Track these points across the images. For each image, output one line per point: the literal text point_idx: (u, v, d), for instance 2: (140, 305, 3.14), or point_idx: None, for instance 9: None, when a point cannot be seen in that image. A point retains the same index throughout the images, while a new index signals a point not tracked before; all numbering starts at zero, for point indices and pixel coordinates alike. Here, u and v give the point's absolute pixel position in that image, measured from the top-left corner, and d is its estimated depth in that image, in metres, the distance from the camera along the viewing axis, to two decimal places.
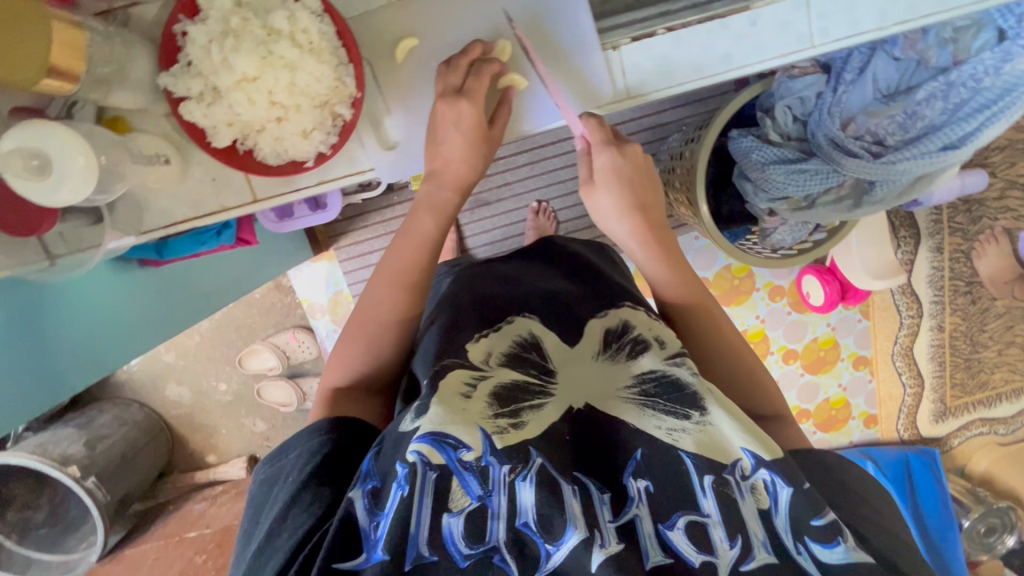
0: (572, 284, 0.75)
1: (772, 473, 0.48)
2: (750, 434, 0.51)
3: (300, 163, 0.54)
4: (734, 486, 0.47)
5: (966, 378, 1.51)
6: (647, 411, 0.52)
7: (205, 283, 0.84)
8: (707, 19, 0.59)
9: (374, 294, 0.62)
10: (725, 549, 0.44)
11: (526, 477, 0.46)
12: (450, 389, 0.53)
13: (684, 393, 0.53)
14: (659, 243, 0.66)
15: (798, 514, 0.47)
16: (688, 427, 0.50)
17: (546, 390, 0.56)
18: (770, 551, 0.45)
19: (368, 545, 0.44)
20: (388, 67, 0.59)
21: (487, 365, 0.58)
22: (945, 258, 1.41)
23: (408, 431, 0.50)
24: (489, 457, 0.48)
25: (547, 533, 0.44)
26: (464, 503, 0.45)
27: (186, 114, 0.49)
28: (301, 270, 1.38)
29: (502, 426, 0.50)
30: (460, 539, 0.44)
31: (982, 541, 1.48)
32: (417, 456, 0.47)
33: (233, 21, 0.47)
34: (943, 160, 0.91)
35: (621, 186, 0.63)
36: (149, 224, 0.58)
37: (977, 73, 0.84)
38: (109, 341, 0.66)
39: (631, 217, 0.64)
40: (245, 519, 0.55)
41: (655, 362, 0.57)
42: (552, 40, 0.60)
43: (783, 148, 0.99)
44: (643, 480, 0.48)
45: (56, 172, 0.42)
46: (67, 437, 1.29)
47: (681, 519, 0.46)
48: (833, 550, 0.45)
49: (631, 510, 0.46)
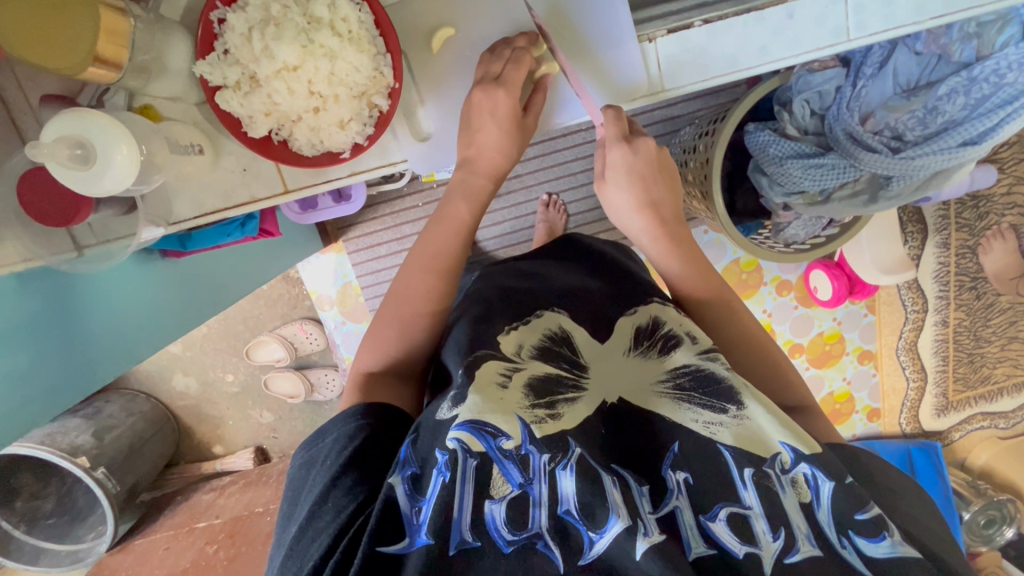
0: (596, 281, 0.74)
1: (813, 467, 0.50)
2: (787, 427, 0.52)
3: (336, 153, 0.53)
4: (775, 480, 0.49)
5: (969, 373, 1.52)
6: (683, 405, 0.54)
7: (224, 273, 0.83)
8: (744, 11, 0.58)
9: (409, 277, 0.63)
10: (769, 541, 0.45)
11: (566, 465, 0.47)
12: (486, 378, 0.54)
13: (721, 387, 0.54)
14: (671, 239, 0.66)
15: (841, 509, 0.48)
16: (726, 420, 0.52)
17: (579, 383, 0.57)
18: (815, 544, 0.45)
19: (411, 529, 0.45)
20: (423, 57, 0.58)
21: (520, 358, 0.58)
22: (952, 253, 1.42)
23: (446, 419, 0.52)
24: (529, 446, 0.48)
25: (589, 520, 0.44)
26: (506, 491, 0.46)
27: (222, 102, 0.48)
28: (310, 261, 1.37)
29: (540, 416, 0.51)
30: (502, 525, 0.45)
31: (982, 533, 1.51)
32: (457, 443, 0.48)
33: (274, 9, 0.46)
34: (962, 156, 0.91)
35: (632, 182, 0.63)
36: (178, 214, 0.57)
37: (1001, 68, 0.84)
38: (136, 331, 0.65)
39: (643, 214, 0.65)
40: (285, 502, 0.55)
41: (689, 357, 0.57)
42: (587, 30, 0.59)
43: (800, 142, 0.98)
44: (681, 472, 0.50)
45: (99, 160, 0.42)
46: (76, 428, 1.28)
47: (723, 511, 0.47)
48: (879, 544, 0.46)
49: (671, 502, 0.48)
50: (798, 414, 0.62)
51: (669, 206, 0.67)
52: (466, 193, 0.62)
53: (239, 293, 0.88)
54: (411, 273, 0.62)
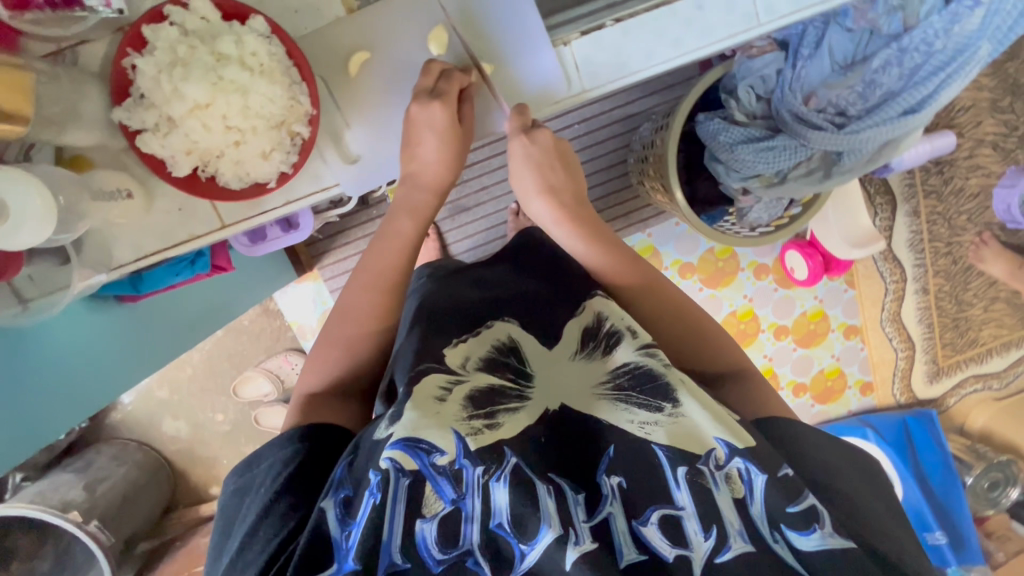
0: (531, 282, 0.74)
1: (746, 460, 0.48)
2: (722, 422, 0.51)
3: (264, 184, 0.54)
4: (708, 477, 0.48)
5: (956, 337, 1.53)
6: (620, 405, 0.53)
7: (184, 312, 0.85)
8: (654, 7, 0.60)
9: (353, 296, 0.63)
10: (700, 542, 0.45)
11: (500, 477, 0.46)
12: (425, 393, 0.53)
13: (657, 385, 0.54)
14: (577, 223, 0.67)
15: (773, 503, 0.47)
16: (661, 419, 0.51)
17: (523, 394, 0.56)
18: (747, 540, 0.45)
19: (339, 555, 0.43)
20: (342, 81, 0.59)
21: (465, 370, 0.57)
22: (923, 221, 1.43)
23: (383, 438, 0.49)
24: (462, 460, 0.47)
25: (521, 534, 0.44)
26: (438, 508, 0.45)
27: (143, 146, 0.50)
28: (286, 291, 1.36)
29: (476, 428, 0.50)
30: (433, 544, 0.44)
31: (987, 496, 1.51)
32: (389, 463, 0.45)
33: (181, 50, 0.48)
34: (904, 125, 0.92)
35: (534, 168, 0.65)
36: (120, 259, 0.58)
37: (929, 36, 0.86)
38: (88, 380, 0.67)
39: (545, 199, 0.66)
40: (217, 529, 0.55)
41: (628, 355, 0.57)
42: (498, 42, 0.60)
43: (750, 127, 1.00)
44: (616, 476, 0.48)
45: (12, 215, 0.42)
46: (66, 482, 1.27)
47: (655, 514, 0.46)
48: (809, 538, 0.46)
49: (605, 509, 0.46)
50: (724, 384, 0.63)
51: (572, 191, 0.68)
52: (406, 210, 0.63)
53: (198, 338, 0.91)
54: (358, 291, 0.63)
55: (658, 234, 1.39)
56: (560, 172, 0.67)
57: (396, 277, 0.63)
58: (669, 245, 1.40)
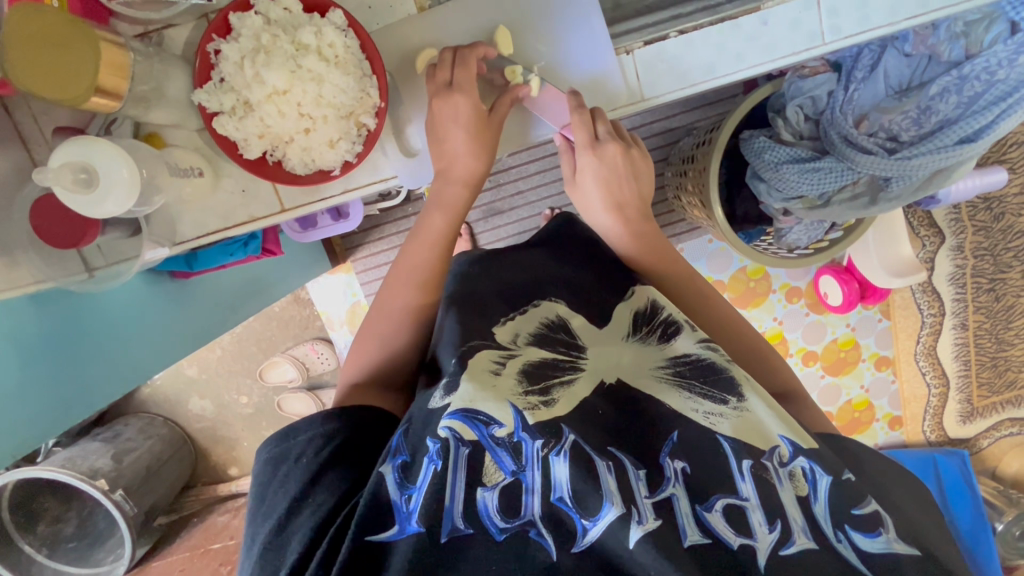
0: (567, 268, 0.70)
1: (810, 460, 0.50)
2: (785, 422, 0.52)
3: (327, 171, 0.57)
4: (772, 472, 0.48)
5: (993, 377, 1.47)
6: (683, 393, 0.53)
7: (230, 294, 0.88)
8: (718, 20, 0.61)
9: (391, 291, 0.66)
10: (765, 533, 0.44)
11: (559, 452, 0.46)
12: (479, 367, 0.53)
13: (720, 377, 0.54)
14: (642, 232, 0.69)
15: (837, 504, 0.47)
16: (727, 411, 0.52)
17: (578, 365, 0.55)
18: (810, 537, 0.45)
19: (400, 517, 0.44)
20: (408, 77, 0.62)
21: (516, 345, 0.57)
22: (968, 256, 1.39)
23: (437, 408, 0.50)
24: (522, 433, 0.47)
25: (582, 509, 0.44)
26: (499, 478, 0.45)
27: (219, 127, 0.52)
28: (319, 282, 1.39)
29: (533, 403, 0.49)
30: (495, 513, 0.44)
31: (1017, 546, 1.44)
32: (449, 431, 0.47)
33: (264, 38, 0.50)
34: (959, 153, 0.90)
35: (605, 184, 0.67)
36: (183, 235, 0.60)
37: (990, 65, 0.83)
38: (145, 349, 0.70)
39: (609, 213, 0.68)
40: (252, 495, 0.54)
41: (690, 345, 0.57)
42: (557, 44, 0.62)
43: (796, 148, 0.97)
44: (679, 460, 0.48)
45: (101, 184, 0.46)
46: (95, 451, 1.29)
47: (719, 502, 0.46)
48: (874, 540, 0.46)
49: (667, 488, 0.46)
50: (784, 400, 0.65)
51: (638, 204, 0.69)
52: (448, 184, 0.63)
53: (244, 315, 0.93)
54: (393, 285, 0.66)
55: (689, 250, 1.38)
56: (629, 187, 0.67)
57: (428, 272, 0.65)
58: (702, 261, 1.39)
